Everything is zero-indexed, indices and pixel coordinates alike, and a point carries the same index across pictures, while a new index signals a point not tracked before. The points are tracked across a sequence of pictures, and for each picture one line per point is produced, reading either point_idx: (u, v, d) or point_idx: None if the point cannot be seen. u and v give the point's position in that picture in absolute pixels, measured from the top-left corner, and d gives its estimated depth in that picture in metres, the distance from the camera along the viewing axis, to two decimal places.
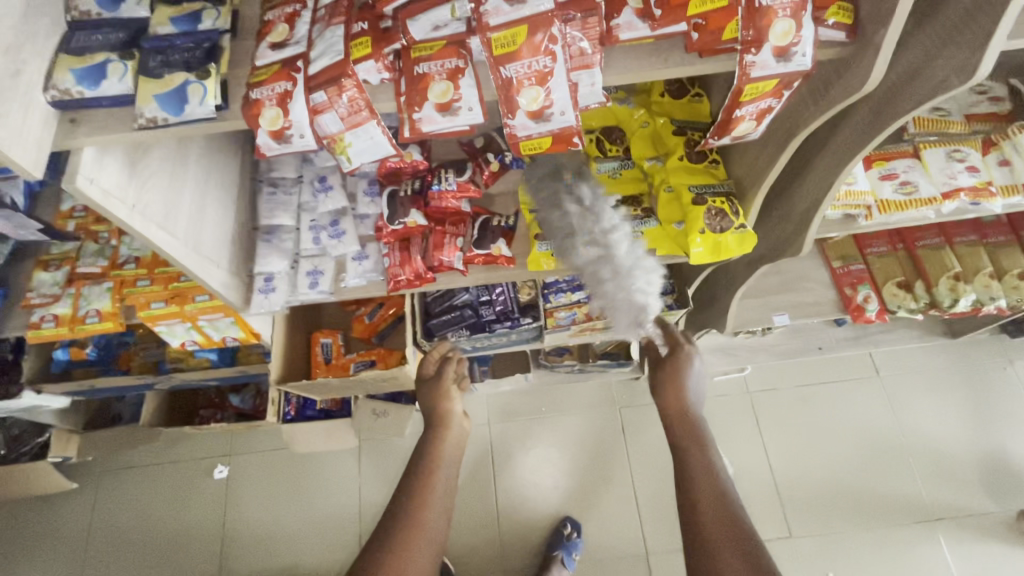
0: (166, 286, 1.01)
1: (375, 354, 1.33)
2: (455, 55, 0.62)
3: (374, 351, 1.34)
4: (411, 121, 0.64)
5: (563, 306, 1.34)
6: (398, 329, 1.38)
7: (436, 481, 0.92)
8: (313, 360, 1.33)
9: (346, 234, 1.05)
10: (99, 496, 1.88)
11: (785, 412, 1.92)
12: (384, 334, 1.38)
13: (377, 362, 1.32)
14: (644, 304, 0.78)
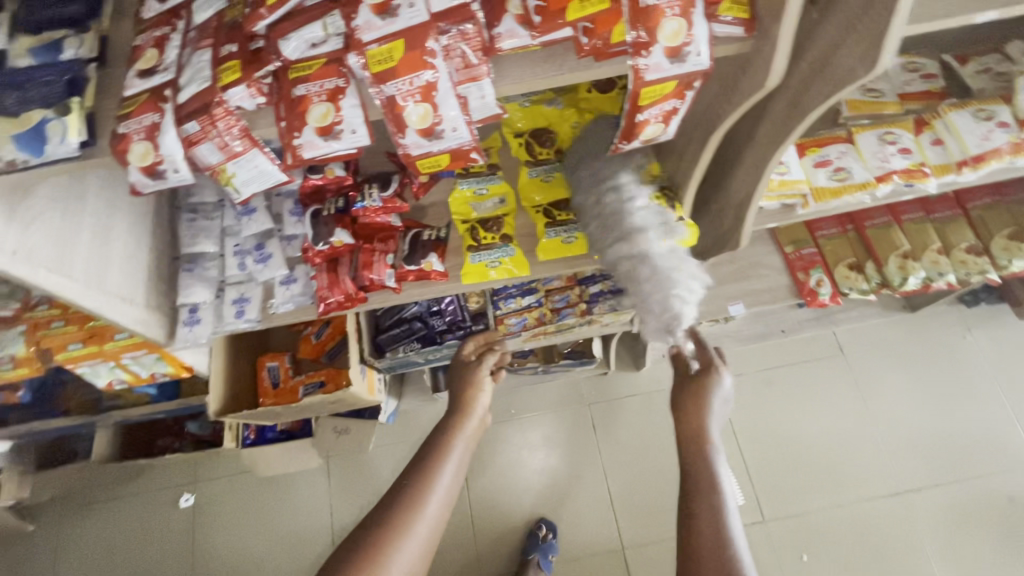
0: (82, 326, 0.97)
1: (323, 375, 1.28)
2: (335, 74, 0.58)
3: (323, 371, 1.29)
4: (293, 147, 0.60)
5: (514, 312, 1.32)
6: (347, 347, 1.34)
7: (442, 464, 0.85)
8: (261, 386, 1.29)
9: (272, 257, 1.01)
10: (62, 535, 1.82)
11: (754, 396, 1.93)
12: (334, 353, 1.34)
13: (326, 383, 1.27)
14: (679, 313, 0.87)
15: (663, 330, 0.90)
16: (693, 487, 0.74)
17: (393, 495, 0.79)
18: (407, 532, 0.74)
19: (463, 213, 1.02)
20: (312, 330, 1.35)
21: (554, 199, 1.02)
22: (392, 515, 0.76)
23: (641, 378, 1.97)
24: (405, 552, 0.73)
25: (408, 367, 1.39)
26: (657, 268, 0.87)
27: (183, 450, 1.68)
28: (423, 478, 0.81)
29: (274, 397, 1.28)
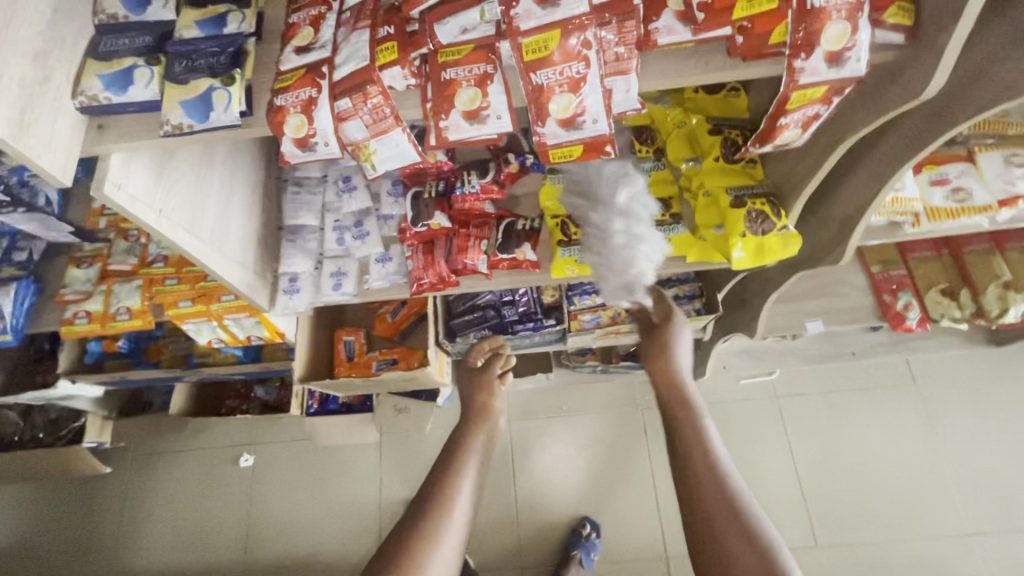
0: (193, 285, 1.03)
1: (396, 353, 1.33)
2: (483, 60, 0.60)
3: (396, 350, 1.33)
4: (438, 128, 0.61)
5: (588, 309, 1.32)
6: (420, 328, 1.37)
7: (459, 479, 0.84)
8: (336, 357, 1.34)
9: (369, 235, 1.05)
10: (132, 480, 1.94)
11: (814, 418, 1.87)
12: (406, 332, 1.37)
13: (398, 362, 1.32)
14: (642, 272, 0.88)
15: (624, 288, 0.88)
16: (690, 470, 0.72)
17: (425, 514, 0.78)
18: (437, 548, 0.74)
19: (555, 208, 1.02)
20: (387, 309, 1.38)
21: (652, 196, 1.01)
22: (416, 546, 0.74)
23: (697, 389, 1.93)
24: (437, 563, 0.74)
25: None
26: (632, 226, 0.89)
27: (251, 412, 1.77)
28: (441, 506, 0.78)
29: (349, 368, 1.32)
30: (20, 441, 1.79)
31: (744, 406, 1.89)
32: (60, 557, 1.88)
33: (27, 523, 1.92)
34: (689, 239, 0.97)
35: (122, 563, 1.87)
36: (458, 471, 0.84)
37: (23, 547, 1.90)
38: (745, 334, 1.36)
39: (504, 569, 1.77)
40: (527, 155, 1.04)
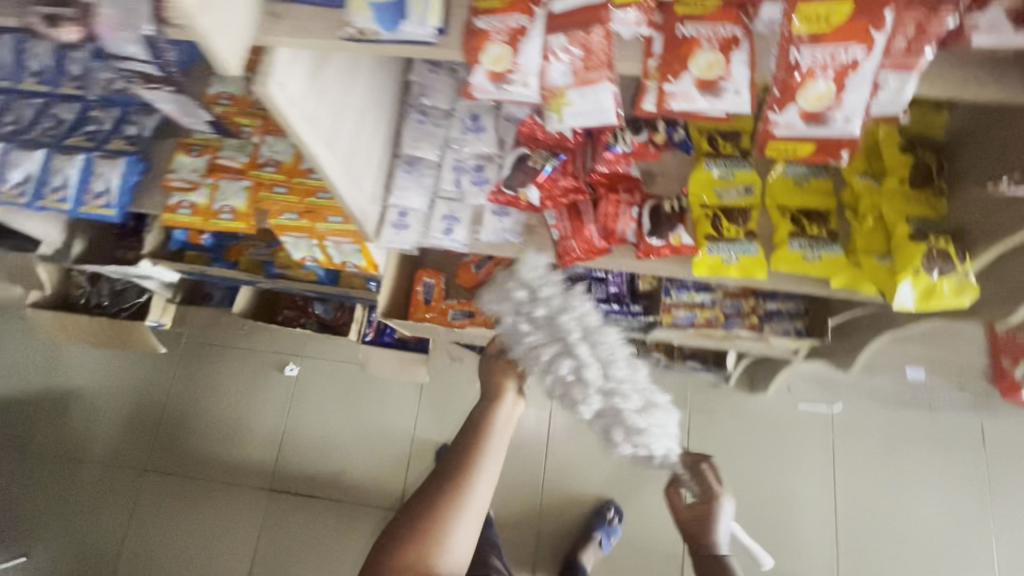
0: (302, 199, 0.98)
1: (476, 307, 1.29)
2: (733, 22, 0.53)
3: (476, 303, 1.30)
4: (660, 91, 0.54)
5: (683, 305, 1.24)
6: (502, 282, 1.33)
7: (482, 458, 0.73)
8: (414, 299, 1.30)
9: (488, 183, 0.98)
10: (184, 364, 2.01)
11: (868, 460, 1.79)
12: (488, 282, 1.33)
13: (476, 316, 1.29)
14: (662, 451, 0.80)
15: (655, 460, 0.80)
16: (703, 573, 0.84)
17: (444, 489, 0.70)
18: (457, 523, 0.69)
19: (705, 198, 0.93)
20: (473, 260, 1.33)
21: (807, 204, 0.92)
22: (422, 541, 0.68)
23: (753, 403, 1.84)
24: (459, 539, 0.69)
25: None
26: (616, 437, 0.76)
27: (307, 326, 1.77)
28: (453, 506, 0.69)
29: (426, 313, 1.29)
30: (88, 306, 1.85)
31: (797, 431, 1.81)
32: (110, 421, 2.00)
33: (86, 383, 2.03)
34: (841, 261, 0.88)
35: (164, 439, 1.97)
36: (472, 468, 0.72)
37: (79, 405, 2.02)
38: (841, 365, 1.27)
39: (520, 531, 1.79)
40: (677, 128, 0.95)
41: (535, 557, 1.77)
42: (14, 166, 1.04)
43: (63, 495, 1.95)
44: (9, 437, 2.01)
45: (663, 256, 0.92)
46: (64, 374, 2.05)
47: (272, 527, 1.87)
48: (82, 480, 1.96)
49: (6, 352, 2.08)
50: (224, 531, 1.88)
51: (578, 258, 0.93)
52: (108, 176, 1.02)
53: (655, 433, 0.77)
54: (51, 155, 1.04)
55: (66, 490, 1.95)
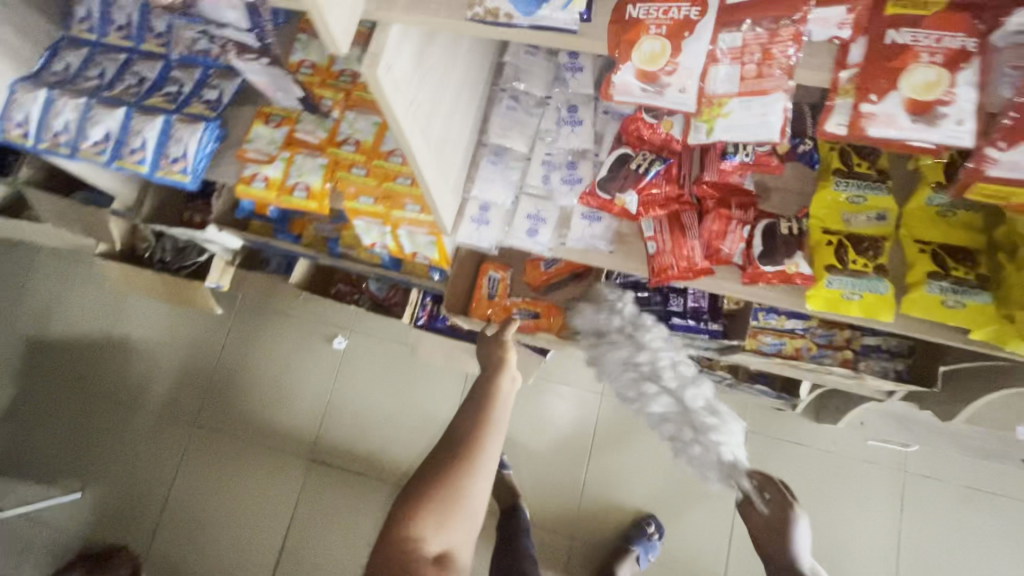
0: (380, 183, 0.92)
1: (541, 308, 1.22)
2: (955, 33, 0.52)
3: (540, 303, 1.22)
4: (863, 112, 0.54)
5: (772, 330, 1.14)
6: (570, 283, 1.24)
7: (491, 420, 0.92)
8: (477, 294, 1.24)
9: (581, 183, 0.89)
10: (237, 326, 2.04)
11: (939, 510, 1.65)
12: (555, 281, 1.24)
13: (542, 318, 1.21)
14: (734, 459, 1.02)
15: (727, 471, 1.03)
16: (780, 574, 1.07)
17: (461, 446, 0.89)
18: (474, 472, 0.86)
19: (829, 222, 0.82)
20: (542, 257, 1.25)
21: (950, 240, 0.79)
22: (447, 483, 0.84)
23: (817, 433, 1.72)
24: (477, 487, 0.86)
25: None
26: (699, 438, 1.02)
27: (360, 303, 1.74)
28: (471, 459, 0.87)
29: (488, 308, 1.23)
30: (153, 261, 1.88)
31: (860, 468, 1.69)
32: (164, 373, 2.06)
33: (144, 334, 2.10)
34: (988, 312, 0.75)
35: (213, 396, 2.01)
36: (483, 427, 0.90)
37: (137, 354, 2.09)
38: (941, 415, 1.14)
39: (555, 534, 1.75)
40: (803, 140, 0.85)
41: (567, 562, 1.74)
42: (94, 123, 1.01)
43: (117, 438, 2.03)
44: (72, 377, 2.10)
45: (770, 284, 0.82)
46: (125, 322, 2.11)
47: (309, 494, 1.90)
48: (135, 426, 2.03)
49: (73, 296, 2.16)
50: (262, 492, 1.92)
51: (672, 278, 0.84)
52: (187, 142, 0.99)
53: (728, 435, 1.01)
54: (132, 114, 1.01)
55: (120, 434, 2.03)
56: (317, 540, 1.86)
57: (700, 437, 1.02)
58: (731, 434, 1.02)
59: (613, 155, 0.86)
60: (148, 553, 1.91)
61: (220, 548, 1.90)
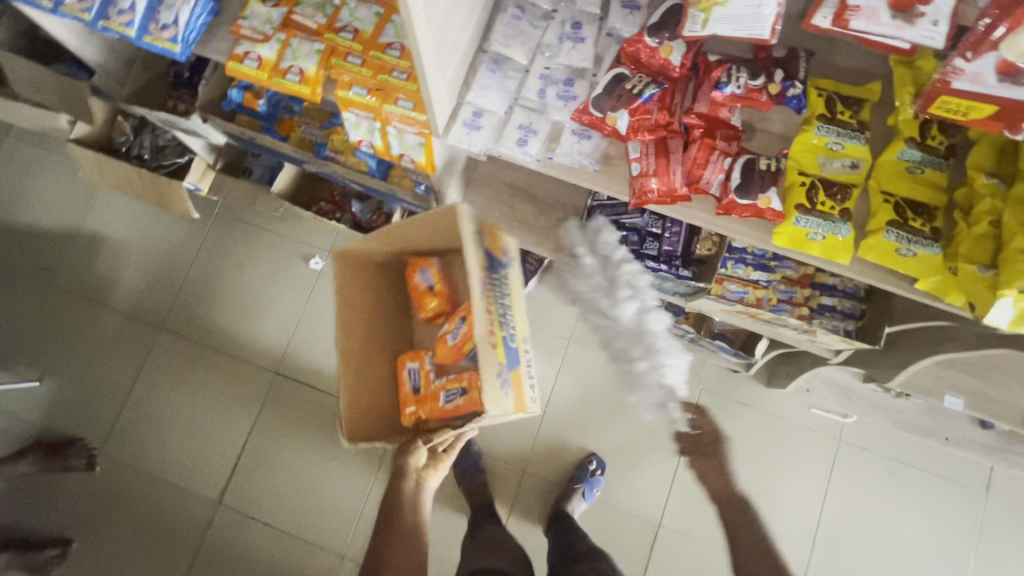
0: (375, 75, 0.91)
1: (463, 382, 1.18)
2: None
3: (462, 377, 1.19)
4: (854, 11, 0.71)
5: (737, 279, 1.17)
6: (485, 346, 1.21)
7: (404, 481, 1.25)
8: (404, 392, 1.31)
9: (576, 100, 0.90)
10: (212, 236, 2.02)
11: (863, 477, 1.79)
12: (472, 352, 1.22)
13: (465, 390, 1.17)
14: (672, 388, 1.10)
15: (657, 403, 1.11)
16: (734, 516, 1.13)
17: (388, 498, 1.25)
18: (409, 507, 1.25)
19: (805, 164, 0.86)
20: (449, 329, 1.24)
21: (915, 194, 0.84)
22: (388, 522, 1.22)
23: (766, 397, 1.82)
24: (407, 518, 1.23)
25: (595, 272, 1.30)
26: (650, 349, 1.09)
27: (342, 222, 1.75)
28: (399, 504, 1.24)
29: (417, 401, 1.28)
30: (128, 154, 1.83)
31: (801, 434, 1.81)
32: (134, 273, 2.03)
33: (116, 231, 2.05)
34: (935, 264, 0.81)
35: (181, 303, 2.00)
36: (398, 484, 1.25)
37: (106, 251, 2.04)
38: (879, 378, 1.22)
39: (508, 468, 1.83)
40: (795, 83, 0.85)
41: (517, 495, 1.81)
42: None
43: (79, 333, 2.01)
44: (35, 267, 2.05)
45: (743, 218, 0.86)
46: (97, 218, 2.06)
47: (272, 407, 1.92)
48: (99, 324, 2.01)
49: (42, 184, 2.09)
50: (226, 400, 1.93)
51: (652, 201, 0.87)
52: (178, 10, 0.95)
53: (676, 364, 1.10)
54: None
55: (84, 329, 2.01)
56: (277, 451, 1.89)
57: (649, 356, 1.09)
58: (676, 363, 1.10)
59: (611, 74, 0.87)
60: (105, 447, 1.92)
61: (176, 452, 1.91)
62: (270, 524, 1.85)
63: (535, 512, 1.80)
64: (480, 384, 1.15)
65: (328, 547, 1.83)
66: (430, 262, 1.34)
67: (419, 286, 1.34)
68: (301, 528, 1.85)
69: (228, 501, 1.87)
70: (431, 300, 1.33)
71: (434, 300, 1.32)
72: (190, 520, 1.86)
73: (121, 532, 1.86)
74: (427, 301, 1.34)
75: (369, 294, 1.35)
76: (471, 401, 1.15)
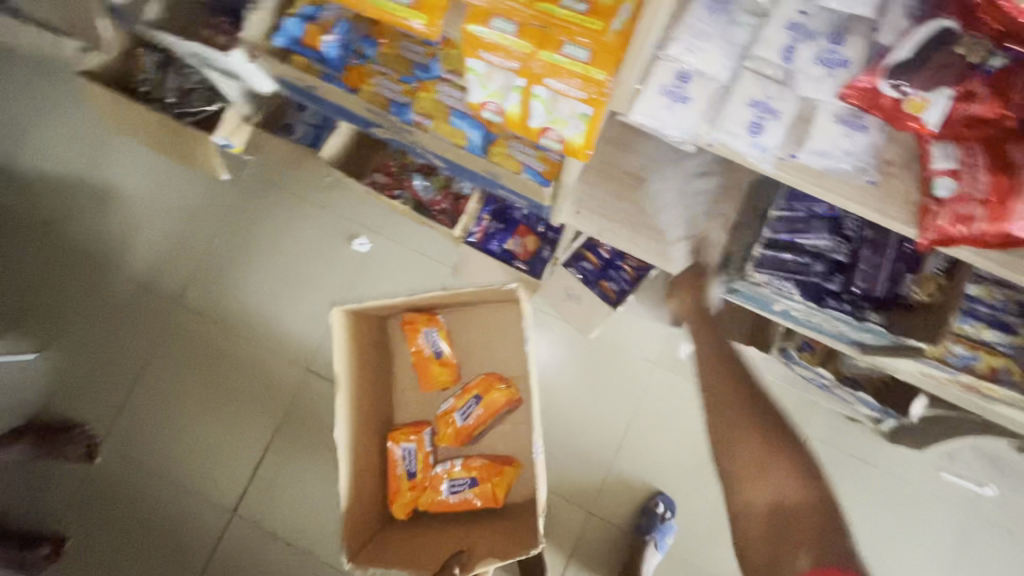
0: (532, 4, 0.61)
1: (476, 474, 1.20)
2: None
3: (476, 469, 1.20)
4: None
5: (964, 339, 0.85)
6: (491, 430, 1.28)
7: None
8: (395, 478, 1.20)
9: (845, 68, 0.57)
10: (242, 201, 1.72)
11: (997, 560, 1.48)
12: (477, 434, 1.27)
13: (480, 484, 1.19)
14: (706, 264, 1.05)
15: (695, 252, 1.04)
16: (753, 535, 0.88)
17: None
18: None
19: None
20: (454, 408, 1.26)
21: None
22: None
23: (887, 453, 1.52)
24: None
25: (756, 304, 1.00)
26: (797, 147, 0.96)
27: (400, 200, 1.41)
28: None
29: (413, 490, 1.19)
30: (147, 96, 1.51)
31: (925, 501, 1.51)
32: (150, 236, 1.74)
33: (130, 185, 1.76)
34: None
35: (202, 276, 1.71)
36: None
37: (117, 207, 1.75)
38: None
39: (570, 508, 1.53)
40: None
41: (579, 540, 1.52)
42: None
43: (83, 300, 1.74)
44: (37, 220, 1.76)
45: None
46: (109, 168, 1.76)
47: (300, 403, 1.65)
48: (107, 293, 1.73)
49: (48, 123, 1.78)
50: (248, 395, 1.67)
51: (962, 240, 0.56)
52: None
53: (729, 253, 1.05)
54: None
55: (89, 298, 1.74)
56: (303, 459, 1.63)
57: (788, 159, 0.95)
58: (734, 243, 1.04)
59: (922, 33, 0.53)
60: (109, 435, 1.67)
61: (187, 446, 1.66)
62: (290, 542, 1.61)
63: (599, 563, 1.51)
64: (501, 477, 1.19)
65: None
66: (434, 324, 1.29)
67: (424, 348, 1.27)
68: (327, 549, 1.60)
69: (243, 511, 1.62)
70: (436, 369, 1.28)
71: (444, 372, 1.28)
72: (201, 529, 1.62)
73: (123, 533, 1.63)
74: (432, 368, 1.28)
75: (367, 357, 1.22)
76: (487, 496, 1.18)
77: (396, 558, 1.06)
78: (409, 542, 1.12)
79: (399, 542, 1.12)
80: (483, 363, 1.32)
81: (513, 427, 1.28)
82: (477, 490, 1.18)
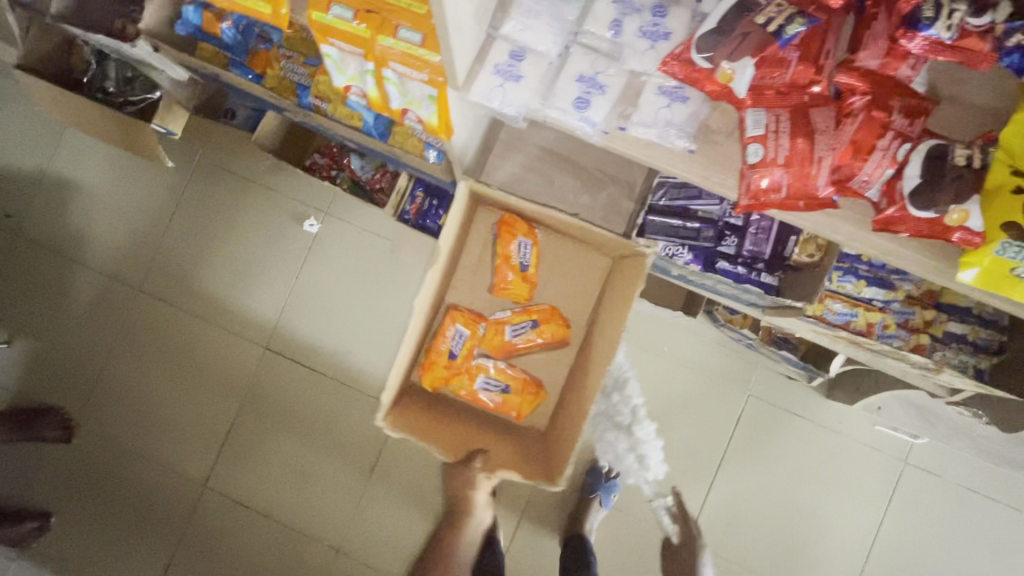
0: None
1: (510, 382, 1.21)
2: None
3: (513, 379, 1.21)
4: None
5: (844, 298, 0.92)
6: (536, 354, 1.26)
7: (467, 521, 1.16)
8: (437, 351, 1.18)
9: (663, 44, 0.64)
10: (193, 187, 1.75)
11: (928, 504, 1.55)
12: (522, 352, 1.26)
13: (510, 393, 1.21)
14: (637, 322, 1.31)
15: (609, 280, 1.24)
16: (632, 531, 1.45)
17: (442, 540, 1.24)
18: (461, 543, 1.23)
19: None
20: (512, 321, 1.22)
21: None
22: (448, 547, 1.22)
23: (823, 409, 1.57)
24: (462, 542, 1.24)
25: (657, 268, 1.03)
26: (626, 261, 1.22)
27: (339, 181, 1.45)
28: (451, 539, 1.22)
29: (447, 369, 1.19)
30: (90, 88, 1.53)
31: (861, 453, 1.57)
32: (109, 226, 1.78)
33: (85, 175, 1.79)
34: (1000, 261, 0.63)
35: (159, 261, 1.76)
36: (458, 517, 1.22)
37: (75, 198, 1.79)
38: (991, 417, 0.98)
39: None
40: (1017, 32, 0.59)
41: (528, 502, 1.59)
42: None
43: (49, 291, 1.79)
44: None
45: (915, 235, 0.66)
46: (64, 160, 1.79)
47: (261, 382, 1.72)
48: (71, 281, 1.79)
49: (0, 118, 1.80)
50: (215, 375, 1.73)
51: (774, 204, 0.66)
52: None
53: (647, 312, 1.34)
54: None
55: (56, 290, 1.79)
56: (267, 435, 1.71)
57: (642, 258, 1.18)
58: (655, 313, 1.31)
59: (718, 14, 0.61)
60: (83, 418, 1.75)
61: (160, 424, 1.74)
62: (260, 512, 1.70)
63: (546, 520, 1.59)
64: (531, 398, 1.22)
65: (323, 540, 1.68)
66: (530, 236, 1.19)
67: (512, 256, 1.18)
68: (293, 516, 1.69)
69: (215, 484, 1.71)
70: (514, 282, 1.19)
71: (523, 287, 1.19)
72: (176, 503, 1.71)
73: (104, 508, 1.73)
74: (511, 279, 1.18)
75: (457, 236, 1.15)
76: (511, 407, 1.21)
77: (428, 429, 1.10)
78: (434, 415, 1.16)
79: (426, 410, 1.16)
80: (553, 291, 1.26)
81: (555, 361, 1.27)
82: (505, 398, 1.21)
